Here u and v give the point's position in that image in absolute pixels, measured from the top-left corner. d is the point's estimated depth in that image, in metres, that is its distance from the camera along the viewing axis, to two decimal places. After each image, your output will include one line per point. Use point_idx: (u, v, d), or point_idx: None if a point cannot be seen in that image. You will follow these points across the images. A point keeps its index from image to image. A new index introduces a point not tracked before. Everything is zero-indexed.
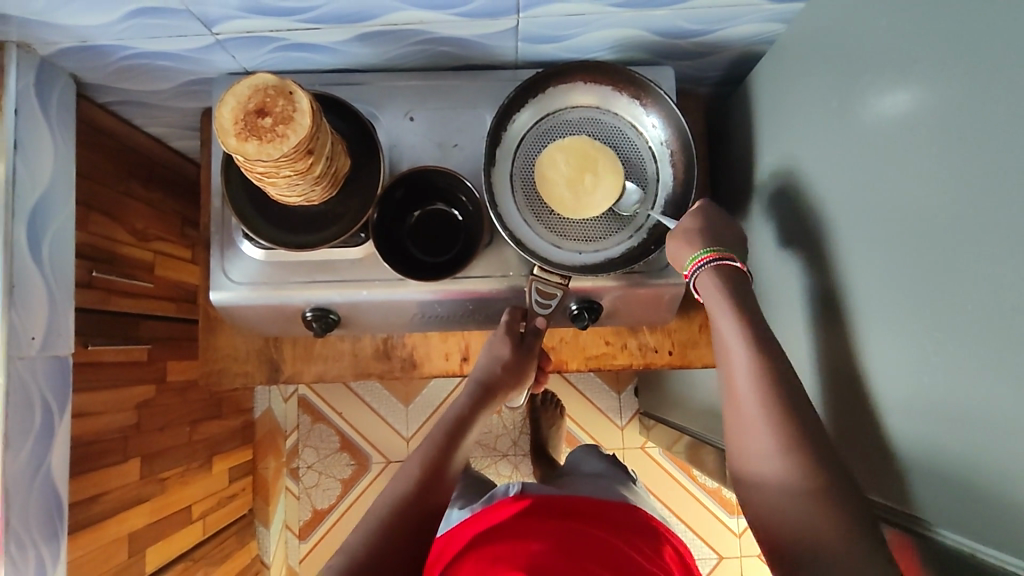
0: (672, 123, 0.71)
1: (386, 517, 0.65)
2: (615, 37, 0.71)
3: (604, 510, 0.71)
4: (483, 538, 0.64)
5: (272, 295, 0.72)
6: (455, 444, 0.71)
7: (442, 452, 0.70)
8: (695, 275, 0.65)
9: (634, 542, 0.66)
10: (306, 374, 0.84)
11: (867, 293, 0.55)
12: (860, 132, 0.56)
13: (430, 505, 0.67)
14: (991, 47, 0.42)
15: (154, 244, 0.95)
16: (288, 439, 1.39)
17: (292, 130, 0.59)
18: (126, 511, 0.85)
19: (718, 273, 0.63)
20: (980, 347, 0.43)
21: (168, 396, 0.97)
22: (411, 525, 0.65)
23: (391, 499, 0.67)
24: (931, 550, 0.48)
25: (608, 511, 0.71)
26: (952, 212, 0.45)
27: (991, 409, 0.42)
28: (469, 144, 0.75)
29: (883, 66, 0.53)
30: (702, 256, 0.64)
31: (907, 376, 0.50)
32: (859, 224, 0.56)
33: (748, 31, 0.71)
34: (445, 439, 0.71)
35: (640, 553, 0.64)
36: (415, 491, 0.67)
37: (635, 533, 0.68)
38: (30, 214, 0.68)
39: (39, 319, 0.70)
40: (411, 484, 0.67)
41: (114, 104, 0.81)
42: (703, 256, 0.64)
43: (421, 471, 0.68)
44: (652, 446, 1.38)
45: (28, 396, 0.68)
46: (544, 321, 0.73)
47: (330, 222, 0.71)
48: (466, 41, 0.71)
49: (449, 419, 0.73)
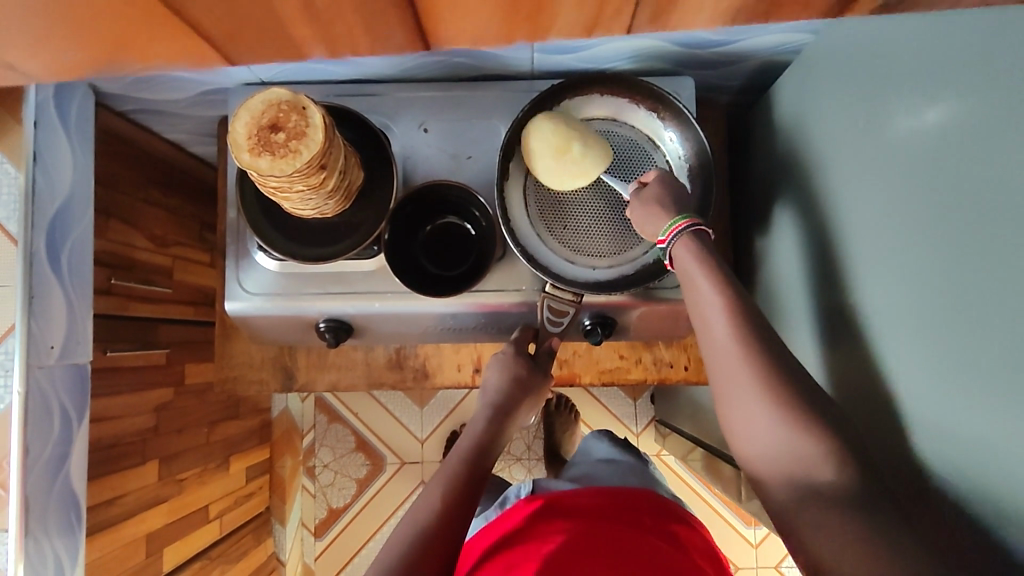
0: (691, 137, 0.70)
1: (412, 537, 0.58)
2: (633, 47, 0.70)
3: (623, 502, 0.73)
4: (504, 542, 0.70)
5: (285, 306, 0.72)
6: (480, 469, 0.66)
7: (464, 477, 0.64)
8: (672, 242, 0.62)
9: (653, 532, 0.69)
10: (320, 382, 0.84)
11: (885, 321, 0.53)
12: (883, 154, 0.54)
13: (458, 520, 0.60)
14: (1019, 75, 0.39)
15: (172, 249, 0.96)
16: (304, 438, 1.40)
17: (305, 146, 0.58)
18: (144, 513, 0.86)
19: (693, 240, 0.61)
20: (998, 388, 0.41)
21: (186, 398, 0.98)
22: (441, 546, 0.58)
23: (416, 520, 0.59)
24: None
25: (627, 503, 0.73)
26: (971, 242, 0.43)
27: (1010, 452, 0.40)
28: (482, 156, 0.74)
29: (907, 87, 0.51)
30: (680, 221, 0.62)
31: (925, 411, 0.49)
32: (879, 248, 0.54)
33: (771, 41, 0.69)
34: (468, 464, 0.65)
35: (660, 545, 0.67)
36: (444, 514, 0.60)
37: (654, 522, 0.71)
38: (49, 223, 0.69)
39: (59, 328, 0.71)
40: (436, 508, 0.60)
41: (132, 112, 0.82)
42: (677, 223, 0.62)
43: (448, 494, 0.62)
44: (667, 454, 1.36)
45: (46, 403, 0.69)
46: (558, 340, 0.73)
47: (342, 234, 0.71)
48: (481, 53, 0.70)
49: (467, 445, 0.67)
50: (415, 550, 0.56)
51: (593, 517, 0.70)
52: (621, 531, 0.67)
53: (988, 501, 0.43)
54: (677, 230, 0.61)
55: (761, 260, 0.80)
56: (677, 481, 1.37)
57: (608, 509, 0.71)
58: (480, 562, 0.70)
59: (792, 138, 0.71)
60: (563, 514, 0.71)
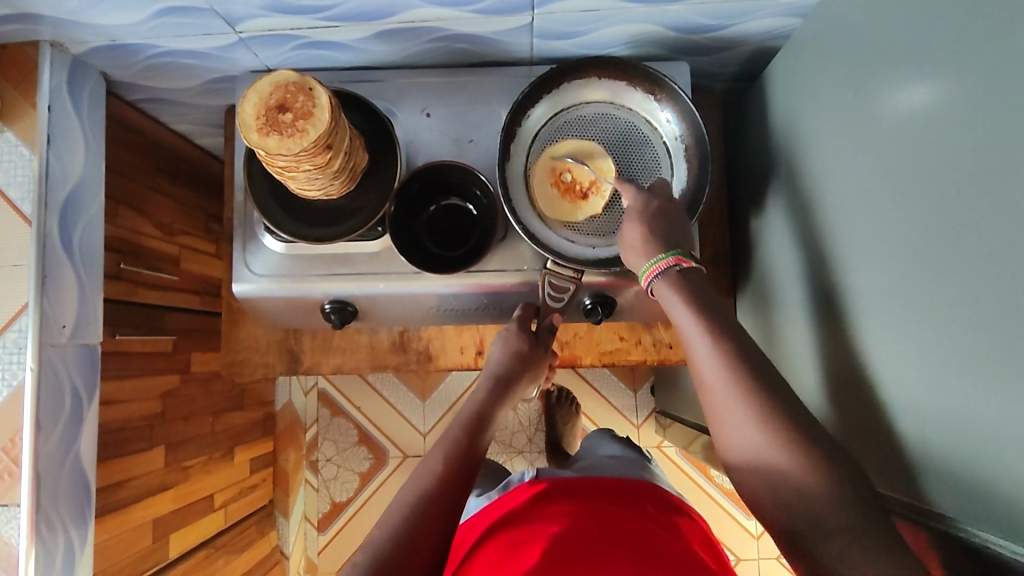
0: (686, 118, 0.71)
1: (414, 506, 0.58)
2: (630, 33, 0.72)
3: (620, 488, 0.74)
4: (503, 522, 0.70)
5: (291, 286, 0.74)
6: (478, 441, 0.67)
7: (464, 444, 0.65)
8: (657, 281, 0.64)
9: (651, 517, 0.70)
10: (325, 365, 0.86)
11: (877, 289, 0.55)
12: (872, 125, 0.55)
13: (458, 493, 0.61)
14: (996, 38, 0.41)
15: (179, 238, 0.97)
16: (308, 432, 1.41)
17: (311, 125, 0.60)
18: (151, 497, 0.87)
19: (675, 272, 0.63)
20: (988, 340, 0.42)
21: (191, 386, 1.00)
22: (441, 518, 0.58)
23: (416, 492, 0.60)
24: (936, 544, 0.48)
25: (624, 489, 0.74)
26: (960, 199, 0.44)
27: (992, 405, 0.42)
28: (484, 140, 0.76)
29: (894, 60, 0.52)
30: (666, 260, 0.63)
31: (915, 373, 0.50)
32: (870, 219, 0.56)
33: (763, 26, 0.70)
34: (469, 436, 0.66)
35: (658, 525, 0.68)
36: (446, 479, 0.61)
37: (651, 509, 0.72)
38: (62, 205, 0.71)
39: (71, 308, 0.72)
40: (437, 479, 0.61)
41: (142, 101, 0.84)
42: (665, 260, 0.63)
43: (448, 460, 0.63)
44: (668, 445, 1.37)
45: (58, 382, 0.70)
46: (559, 317, 0.73)
47: (347, 216, 0.72)
48: (481, 38, 0.72)
49: (467, 415, 0.68)
50: (416, 512, 0.58)
51: (593, 501, 0.70)
52: (623, 513, 0.68)
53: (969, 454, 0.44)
54: (661, 269, 0.62)
55: (756, 243, 0.81)
56: (679, 472, 1.37)
57: (606, 494, 0.72)
58: (480, 541, 0.69)
59: (784, 120, 0.73)
60: (563, 496, 0.71)
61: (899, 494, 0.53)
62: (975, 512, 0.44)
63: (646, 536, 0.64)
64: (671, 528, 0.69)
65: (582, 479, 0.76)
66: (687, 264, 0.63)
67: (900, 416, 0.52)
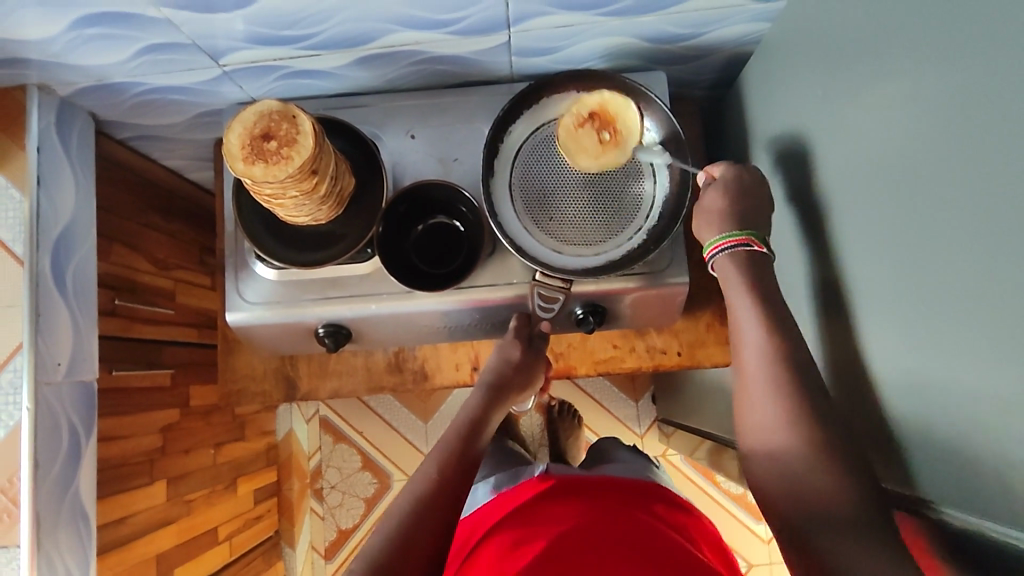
0: (665, 125, 0.72)
1: (412, 506, 0.61)
2: (606, 46, 0.73)
3: (628, 486, 0.74)
4: (509, 517, 0.69)
5: (285, 313, 0.75)
6: (471, 442, 0.69)
7: (463, 444, 0.68)
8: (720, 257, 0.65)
9: (657, 513, 0.70)
10: (322, 391, 0.86)
11: (865, 282, 0.55)
12: (845, 121, 0.56)
13: (452, 492, 0.63)
14: (947, 27, 0.42)
15: (173, 272, 0.98)
16: (310, 460, 1.41)
17: (296, 152, 0.61)
18: (154, 533, 0.86)
19: (737, 258, 0.64)
20: (970, 321, 0.42)
21: (191, 419, 0.99)
22: (436, 515, 0.60)
23: (412, 494, 0.62)
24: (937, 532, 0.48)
25: (632, 488, 0.74)
26: (930, 183, 0.45)
27: (978, 385, 0.42)
28: (469, 158, 0.77)
29: (860, 57, 0.53)
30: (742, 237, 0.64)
31: (906, 361, 0.50)
32: (851, 211, 0.56)
33: (736, 32, 0.72)
34: (458, 440, 0.68)
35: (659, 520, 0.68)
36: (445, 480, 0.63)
37: (657, 501, 0.72)
38: (54, 245, 0.72)
39: (65, 346, 0.73)
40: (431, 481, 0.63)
41: (131, 139, 0.85)
42: (738, 237, 0.64)
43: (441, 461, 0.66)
44: (673, 453, 1.37)
45: (56, 420, 0.70)
46: (549, 324, 0.76)
47: (336, 240, 0.73)
48: (461, 59, 0.73)
49: (464, 418, 0.71)
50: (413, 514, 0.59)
51: (603, 500, 0.70)
52: (631, 513, 0.67)
53: (963, 440, 0.44)
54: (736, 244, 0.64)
55: None
56: (686, 480, 1.36)
57: (614, 493, 0.72)
58: (485, 533, 0.69)
59: (761, 123, 0.74)
60: (569, 495, 0.70)
61: (898, 484, 0.53)
62: (974, 496, 0.44)
63: (649, 532, 0.64)
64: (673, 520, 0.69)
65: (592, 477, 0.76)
66: (759, 247, 0.64)
67: (897, 408, 0.52)
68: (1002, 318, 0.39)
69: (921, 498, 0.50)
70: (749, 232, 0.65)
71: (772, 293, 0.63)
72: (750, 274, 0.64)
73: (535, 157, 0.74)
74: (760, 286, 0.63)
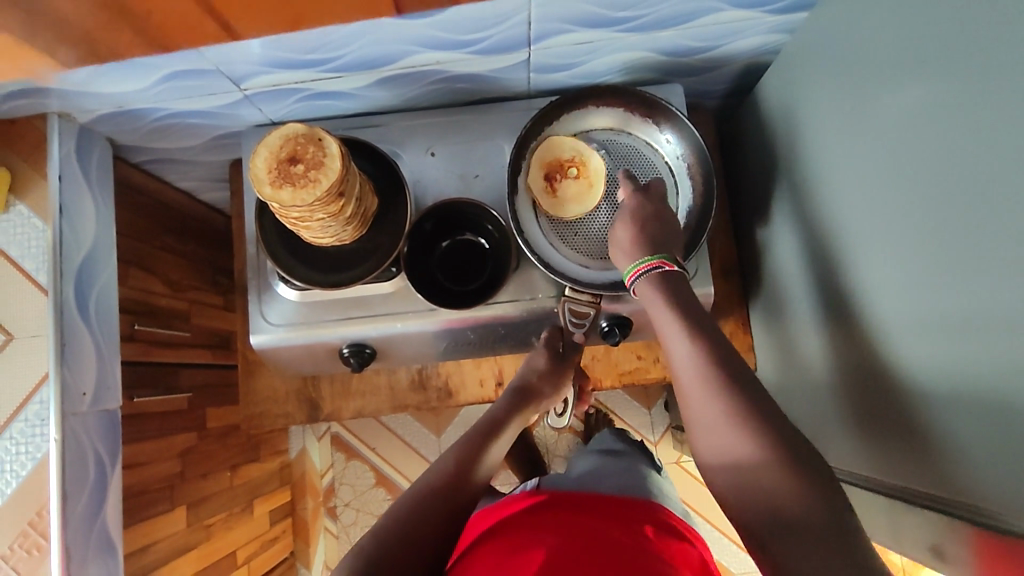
0: (686, 138, 0.73)
1: (406, 504, 0.58)
2: (624, 61, 0.74)
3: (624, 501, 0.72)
4: (504, 522, 0.67)
5: (310, 334, 0.74)
6: (479, 444, 0.67)
7: (476, 445, 0.67)
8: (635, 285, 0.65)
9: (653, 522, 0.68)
10: (345, 411, 0.86)
11: (892, 290, 0.55)
12: (867, 131, 0.57)
13: (452, 495, 0.61)
14: (971, 42, 0.43)
15: (188, 294, 0.97)
16: (324, 478, 1.40)
17: (323, 175, 0.61)
18: (176, 560, 0.85)
19: (654, 284, 0.63)
20: (1002, 331, 0.43)
21: (209, 442, 0.98)
22: (429, 514, 0.58)
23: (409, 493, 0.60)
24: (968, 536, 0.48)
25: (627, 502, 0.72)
26: (958, 193, 0.45)
27: (1011, 392, 0.42)
28: (490, 174, 0.77)
29: (882, 70, 0.54)
30: (643, 265, 0.64)
31: (935, 370, 0.50)
32: (876, 220, 0.57)
33: (751, 44, 0.73)
34: (466, 443, 0.67)
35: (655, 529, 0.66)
36: (444, 480, 0.62)
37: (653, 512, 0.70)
38: (77, 273, 0.71)
39: (90, 375, 0.72)
40: (430, 482, 0.61)
41: (146, 163, 0.85)
42: (649, 262, 0.64)
43: (446, 465, 0.64)
44: (688, 459, 1.37)
45: (82, 451, 0.69)
46: (582, 336, 0.75)
47: (362, 259, 0.73)
48: (480, 77, 0.74)
49: (483, 421, 0.71)
50: (408, 514, 0.57)
51: (599, 508, 0.68)
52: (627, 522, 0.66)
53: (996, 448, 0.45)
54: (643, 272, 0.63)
55: (761, 254, 0.82)
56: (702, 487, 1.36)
57: (610, 504, 0.70)
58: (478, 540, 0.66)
59: (778, 133, 0.74)
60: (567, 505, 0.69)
61: (932, 489, 0.53)
62: (1008, 502, 0.44)
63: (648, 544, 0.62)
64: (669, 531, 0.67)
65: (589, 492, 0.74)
66: (672, 267, 0.64)
67: (923, 417, 0.52)
68: None
69: (962, 502, 0.49)
70: (660, 255, 0.64)
71: (695, 308, 0.61)
72: (666, 292, 0.62)
73: None
74: (682, 304, 0.61)
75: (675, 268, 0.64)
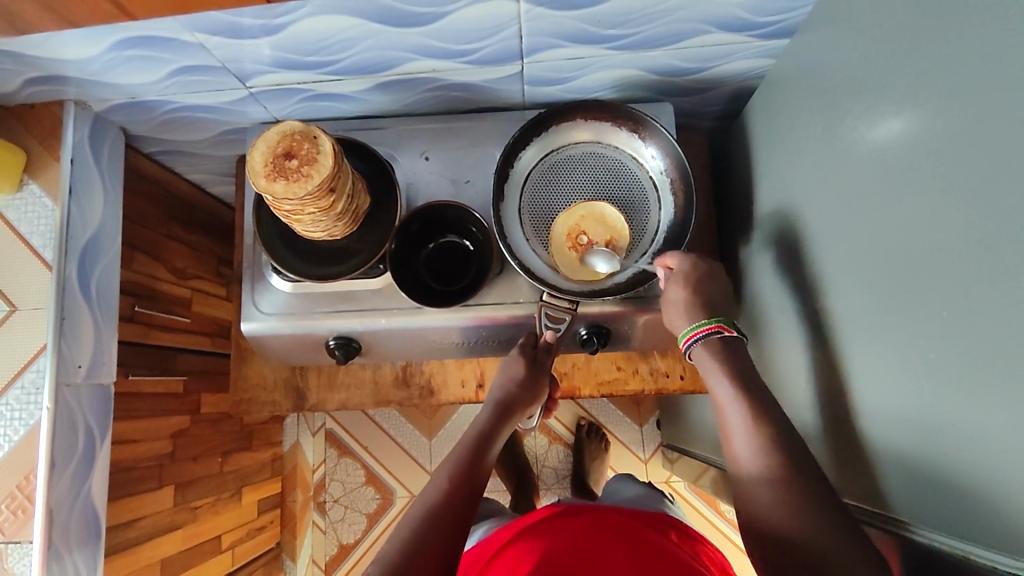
0: (670, 154, 0.75)
1: (409, 531, 0.58)
2: (615, 78, 0.76)
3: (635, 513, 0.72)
4: (515, 538, 0.67)
5: (298, 324, 0.77)
6: (476, 463, 0.67)
7: (471, 460, 0.67)
8: (690, 348, 0.67)
9: (662, 530, 0.69)
10: (330, 402, 0.88)
11: (854, 311, 0.56)
12: (838, 155, 0.58)
13: (454, 517, 0.61)
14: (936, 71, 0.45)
15: (192, 282, 1.01)
16: (314, 473, 1.42)
17: (316, 170, 0.64)
18: (160, 537, 0.88)
19: (709, 348, 0.65)
20: (953, 352, 0.43)
21: (201, 427, 1.01)
22: (438, 542, 0.58)
23: (413, 515, 0.60)
24: (916, 552, 0.49)
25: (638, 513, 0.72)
26: (922, 216, 0.46)
27: (959, 412, 0.43)
28: (480, 180, 0.80)
29: (856, 95, 0.55)
30: (707, 324, 0.66)
31: (891, 388, 0.51)
32: (844, 243, 0.58)
33: (740, 67, 0.75)
34: (463, 460, 0.67)
35: (666, 538, 0.67)
36: (440, 502, 0.62)
37: (663, 521, 0.71)
38: (81, 251, 0.75)
39: (86, 349, 0.76)
40: (431, 504, 0.61)
41: (158, 153, 0.89)
42: (706, 326, 0.66)
43: (446, 483, 0.64)
44: (677, 480, 1.36)
45: (73, 422, 0.73)
46: (552, 334, 0.74)
47: (350, 255, 0.76)
48: (475, 86, 0.76)
49: (471, 437, 0.71)
50: (410, 544, 0.57)
51: (606, 518, 0.69)
52: (632, 531, 0.66)
53: (945, 467, 0.45)
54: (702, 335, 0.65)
55: (744, 273, 0.83)
56: (690, 508, 1.36)
57: (618, 513, 0.71)
58: (491, 557, 0.67)
59: (762, 154, 0.76)
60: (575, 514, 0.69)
61: (882, 508, 0.54)
62: (956, 523, 0.45)
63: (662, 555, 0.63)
64: (676, 538, 0.68)
65: (595, 506, 0.74)
66: (729, 332, 0.66)
67: (881, 435, 0.53)
68: (980, 351, 0.41)
69: (910, 523, 0.50)
70: (718, 318, 0.67)
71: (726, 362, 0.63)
72: (724, 355, 0.65)
73: (546, 182, 0.77)
74: (737, 369, 0.63)
75: (734, 333, 0.66)
